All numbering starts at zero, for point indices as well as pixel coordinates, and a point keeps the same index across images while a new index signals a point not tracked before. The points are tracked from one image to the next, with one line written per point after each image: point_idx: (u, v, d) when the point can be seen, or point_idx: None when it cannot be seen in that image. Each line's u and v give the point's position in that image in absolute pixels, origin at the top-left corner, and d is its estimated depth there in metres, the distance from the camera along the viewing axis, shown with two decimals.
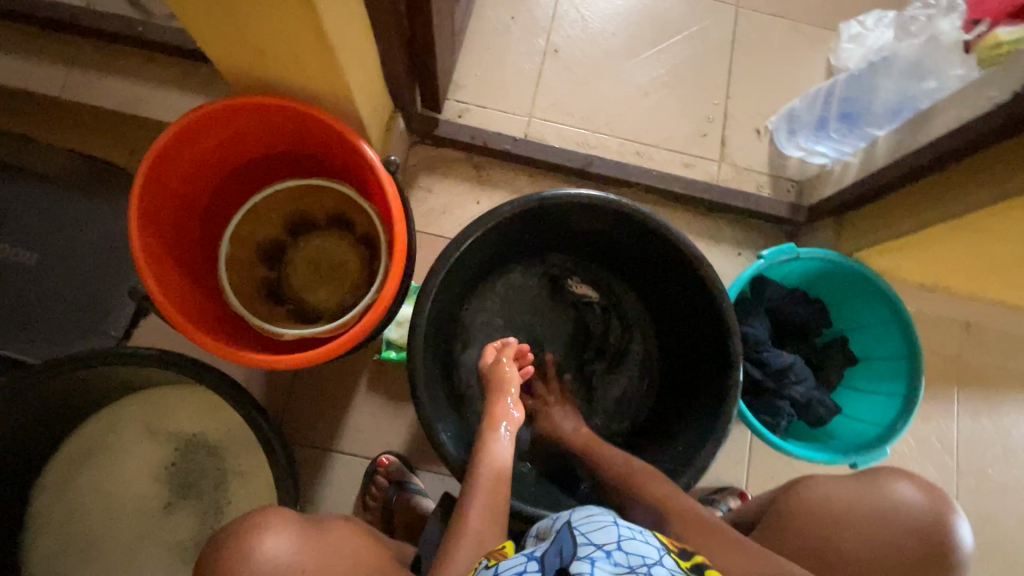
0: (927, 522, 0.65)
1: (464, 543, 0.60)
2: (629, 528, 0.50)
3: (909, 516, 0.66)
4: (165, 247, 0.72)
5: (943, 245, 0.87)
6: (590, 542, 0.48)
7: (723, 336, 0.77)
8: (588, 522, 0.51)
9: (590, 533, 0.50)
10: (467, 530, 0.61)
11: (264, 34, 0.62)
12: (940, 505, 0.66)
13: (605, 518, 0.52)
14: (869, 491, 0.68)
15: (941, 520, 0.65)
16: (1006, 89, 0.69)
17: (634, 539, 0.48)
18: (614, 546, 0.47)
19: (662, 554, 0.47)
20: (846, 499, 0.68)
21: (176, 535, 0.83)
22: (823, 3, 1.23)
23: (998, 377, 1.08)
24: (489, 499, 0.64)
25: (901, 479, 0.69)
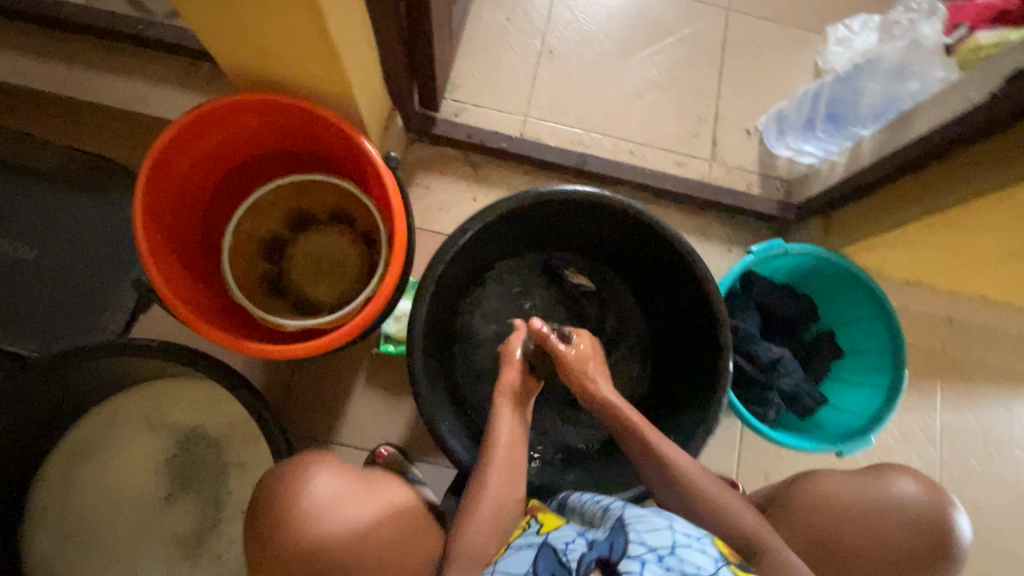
0: (930, 516, 0.73)
1: (490, 499, 0.68)
2: (685, 536, 0.53)
3: (911, 510, 0.74)
4: (168, 242, 0.73)
5: (924, 241, 0.90)
6: (643, 543, 0.51)
7: (712, 327, 0.79)
8: (645, 523, 0.55)
9: (644, 533, 0.53)
10: (488, 490, 0.68)
11: (268, 34, 0.64)
12: (940, 500, 0.74)
13: (663, 521, 0.55)
14: (874, 486, 0.76)
15: (943, 513, 0.74)
16: (983, 90, 0.72)
17: (688, 547, 0.51)
18: (668, 551, 0.50)
19: (717, 566, 0.49)
20: (854, 495, 0.76)
21: (177, 525, 0.85)
22: (812, 7, 1.26)
23: (981, 371, 1.11)
24: (506, 466, 0.70)
25: (904, 475, 0.77)
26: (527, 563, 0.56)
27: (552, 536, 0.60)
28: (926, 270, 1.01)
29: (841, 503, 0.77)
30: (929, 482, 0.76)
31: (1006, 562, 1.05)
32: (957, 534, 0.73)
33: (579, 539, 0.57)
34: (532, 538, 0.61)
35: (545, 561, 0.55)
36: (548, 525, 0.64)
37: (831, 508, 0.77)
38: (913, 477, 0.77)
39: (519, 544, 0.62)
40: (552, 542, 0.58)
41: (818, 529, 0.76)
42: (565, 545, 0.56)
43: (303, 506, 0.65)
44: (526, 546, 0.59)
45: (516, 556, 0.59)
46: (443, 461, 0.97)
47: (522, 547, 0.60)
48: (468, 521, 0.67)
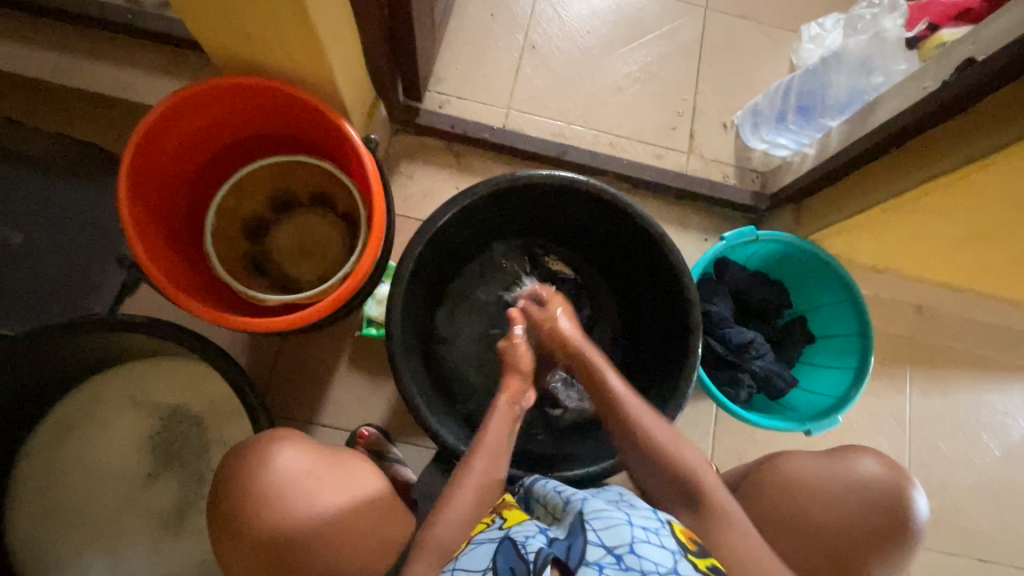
0: (892, 493, 0.77)
1: (470, 484, 0.67)
2: (641, 530, 0.54)
3: (874, 488, 0.77)
4: (152, 220, 0.75)
5: (887, 227, 0.94)
6: (601, 542, 0.52)
7: (683, 307, 0.82)
8: (603, 520, 0.55)
9: (601, 533, 0.53)
10: (470, 476, 0.67)
11: (251, 19, 0.67)
12: (900, 478, 0.78)
13: (621, 516, 0.55)
14: (841, 467, 0.79)
15: (904, 490, 0.77)
16: (938, 79, 0.75)
17: (646, 543, 0.52)
18: (625, 550, 0.50)
19: (675, 560, 0.51)
20: (823, 475, 0.79)
21: (159, 503, 0.86)
22: (786, 6, 1.30)
23: (948, 356, 1.15)
24: (490, 451, 0.70)
25: (867, 456, 0.80)
26: (486, 558, 0.54)
27: (514, 530, 0.58)
28: (893, 257, 1.04)
29: (810, 483, 0.79)
30: (892, 463, 0.80)
31: (972, 542, 1.08)
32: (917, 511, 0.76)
33: (540, 534, 0.56)
34: (494, 532, 0.59)
35: (504, 557, 0.52)
36: (513, 520, 0.62)
37: (801, 488, 0.79)
38: (876, 458, 0.80)
39: (479, 537, 0.60)
40: (513, 535, 0.56)
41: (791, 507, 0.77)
42: (525, 539, 0.55)
43: (269, 478, 0.67)
44: (485, 541, 0.57)
45: (477, 551, 0.57)
46: (423, 442, 0.98)
47: (483, 541, 0.58)
48: (448, 508, 0.65)
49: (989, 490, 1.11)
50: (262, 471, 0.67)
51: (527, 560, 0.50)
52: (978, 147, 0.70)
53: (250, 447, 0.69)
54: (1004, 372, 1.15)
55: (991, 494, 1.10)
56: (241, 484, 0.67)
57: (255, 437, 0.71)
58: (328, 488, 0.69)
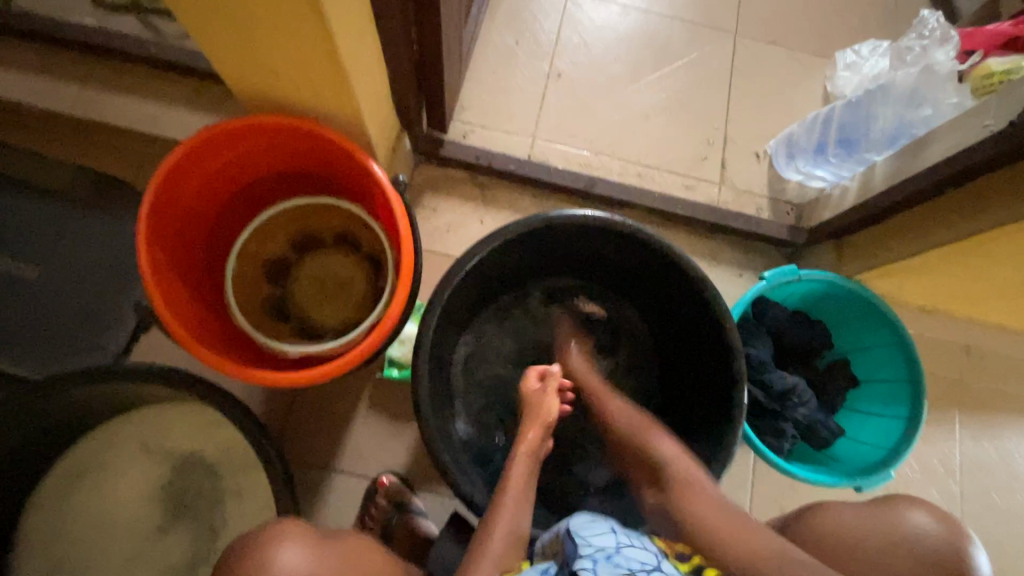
0: (949, 551, 0.68)
1: (493, 554, 0.60)
2: (625, 536, 0.56)
3: (927, 543, 0.69)
4: (171, 265, 0.72)
5: (942, 268, 0.88)
6: (591, 544, 0.54)
7: (727, 356, 0.77)
8: (589, 529, 0.57)
9: (591, 538, 0.55)
10: (490, 548, 0.61)
11: (277, 54, 0.64)
12: (956, 532, 0.69)
13: (605, 526, 0.58)
14: (889, 520, 0.71)
15: (960, 547, 0.68)
16: (1002, 118, 0.71)
17: (632, 547, 0.54)
18: (614, 552, 0.52)
19: (659, 561, 0.53)
20: (867, 526, 0.71)
21: (170, 556, 0.82)
22: (818, 31, 1.26)
23: (998, 400, 1.08)
24: (510, 514, 0.64)
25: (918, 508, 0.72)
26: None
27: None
28: (943, 296, 0.98)
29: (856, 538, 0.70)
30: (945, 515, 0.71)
31: None
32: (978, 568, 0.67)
33: None
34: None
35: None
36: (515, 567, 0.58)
37: (843, 541, 0.71)
38: (927, 509, 0.72)
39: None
40: None
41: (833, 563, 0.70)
42: None
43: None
44: None
45: None
46: (446, 490, 0.93)
47: None
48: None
49: None
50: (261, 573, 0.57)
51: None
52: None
53: (249, 547, 0.59)
54: None
55: None
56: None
57: (252, 533, 0.61)
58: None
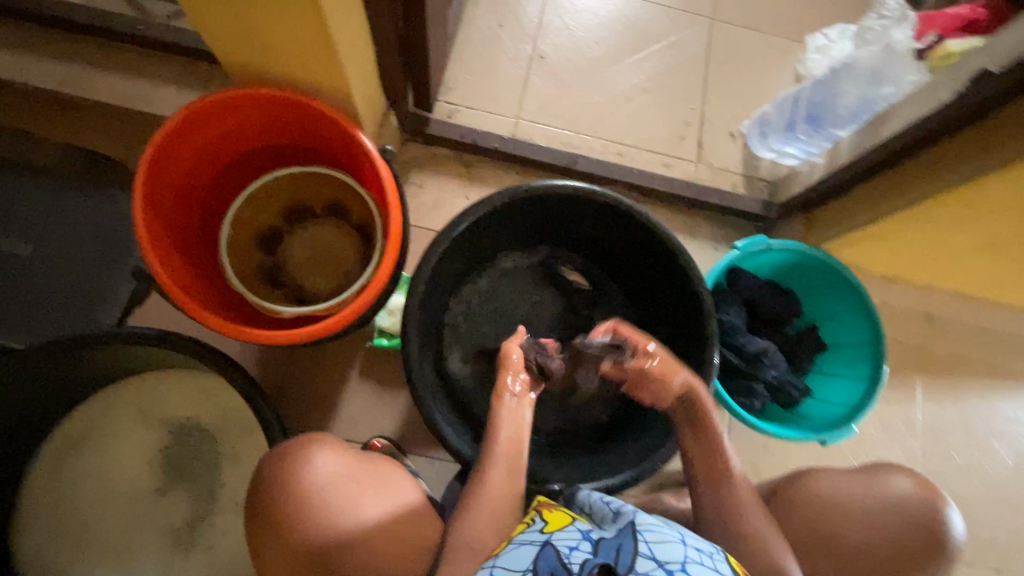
0: (924, 513, 0.72)
1: (489, 496, 0.68)
2: (695, 550, 0.52)
3: (903, 505, 0.72)
4: (166, 232, 0.74)
5: (903, 236, 0.94)
6: (653, 555, 0.50)
7: (699, 316, 0.81)
8: (655, 533, 0.53)
9: (653, 545, 0.51)
10: (487, 488, 0.68)
11: (268, 29, 0.66)
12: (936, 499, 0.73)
13: (673, 533, 0.54)
14: (869, 486, 0.74)
15: (937, 511, 0.72)
16: (953, 90, 0.75)
17: (698, 564, 0.49)
18: (677, 567, 0.48)
19: None
20: (852, 493, 0.74)
21: (169, 518, 0.85)
22: (790, 16, 1.31)
23: (958, 365, 1.14)
24: (506, 462, 0.70)
25: (901, 474, 0.75)
26: (528, 561, 0.52)
27: (556, 536, 0.55)
28: (906, 266, 1.04)
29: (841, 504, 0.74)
30: (925, 481, 0.75)
31: (989, 552, 1.07)
32: (949, 530, 0.71)
33: (584, 543, 0.53)
34: (535, 534, 0.57)
35: (549, 561, 0.51)
36: (553, 524, 0.59)
37: (829, 504, 0.74)
38: (908, 475, 0.75)
39: (519, 539, 0.58)
40: (555, 543, 0.54)
41: (816, 522, 0.74)
42: (569, 550, 0.52)
43: (310, 484, 0.68)
44: (530, 543, 0.55)
45: (517, 551, 0.55)
46: (436, 453, 0.97)
47: (523, 543, 0.56)
48: (468, 515, 0.67)
49: (1006, 500, 1.10)
50: (302, 478, 0.69)
51: (571, 569, 0.49)
52: (1008, 152, 0.68)
53: (309, 448, 0.71)
54: (1014, 380, 1.15)
55: (1007, 506, 1.10)
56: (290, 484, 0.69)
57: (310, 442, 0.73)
58: (369, 492, 0.70)
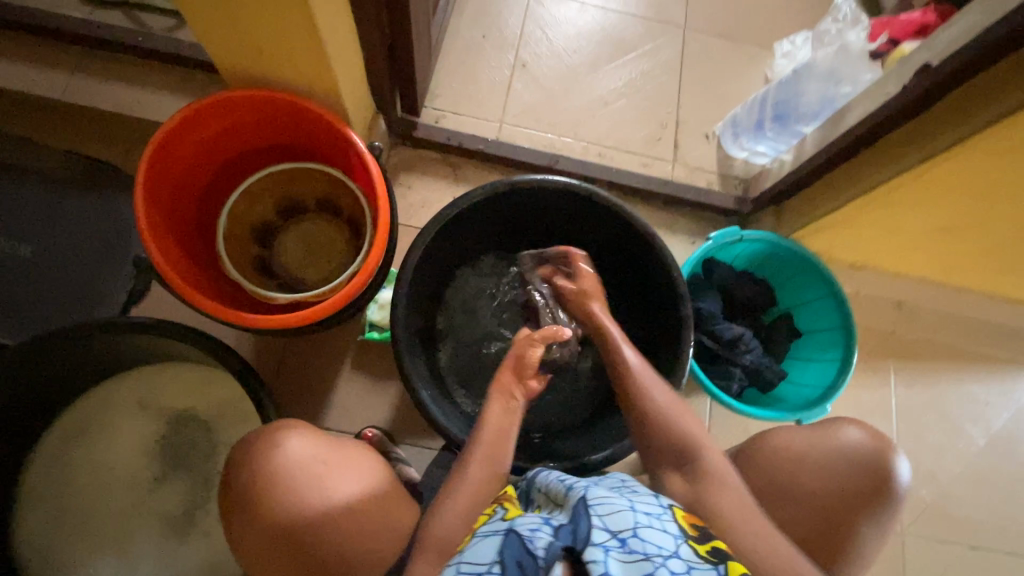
0: (876, 460, 0.74)
1: (473, 482, 0.65)
2: (645, 515, 0.49)
3: (857, 453, 0.75)
4: (165, 225, 0.78)
5: (865, 221, 0.99)
6: (604, 527, 0.47)
7: (674, 301, 0.86)
8: (604, 505, 0.50)
9: (604, 517, 0.48)
10: (468, 477, 0.65)
11: (264, 34, 0.71)
12: (885, 444, 0.75)
13: (623, 501, 0.51)
14: (824, 437, 0.77)
15: (886, 457, 0.74)
16: (900, 83, 0.82)
17: (650, 528, 0.47)
18: (629, 535, 0.46)
19: (677, 545, 0.47)
20: (808, 443, 0.77)
21: (166, 506, 0.87)
22: (759, 25, 1.39)
23: (928, 350, 1.19)
24: (489, 451, 0.67)
25: (851, 425, 0.78)
26: (491, 554, 0.47)
27: (518, 522, 0.51)
28: (872, 252, 1.10)
29: (796, 455, 0.76)
30: (874, 430, 0.77)
31: (963, 528, 1.11)
32: (899, 475, 0.73)
33: (545, 525, 0.49)
34: (497, 524, 0.53)
35: (513, 550, 0.46)
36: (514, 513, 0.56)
37: (789, 457, 0.76)
38: (860, 426, 0.77)
39: (482, 532, 0.53)
40: (518, 528, 0.49)
41: (778, 474, 0.75)
42: (532, 532, 0.48)
43: (279, 465, 0.67)
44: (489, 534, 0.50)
45: (482, 545, 0.50)
46: (426, 442, 1.00)
47: (487, 534, 0.51)
48: (447, 502, 0.64)
49: (977, 478, 1.14)
50: (272, 458, 0.67)
51: (536, 555, 0.44)
52: (954, 134, 0.74)
53: (276, 428, 0.71)
54: (981, 363, 1.20)
55: (979, 483, 1.14)
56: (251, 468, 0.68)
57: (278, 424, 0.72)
58: (339, 474, 0.69)
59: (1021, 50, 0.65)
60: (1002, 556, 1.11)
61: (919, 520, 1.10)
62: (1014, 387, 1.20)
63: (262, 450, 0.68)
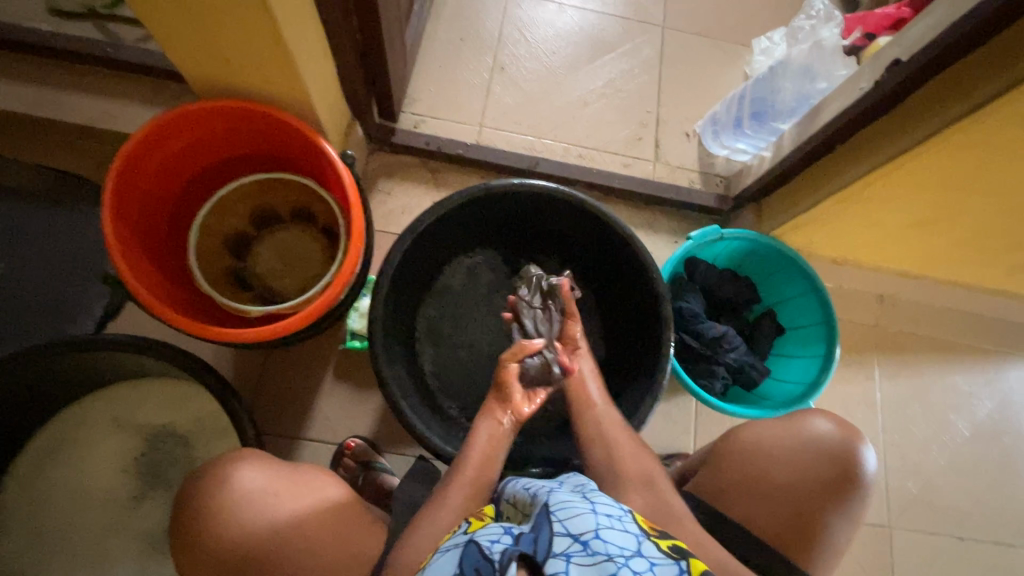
0: (841, 450, 0.74)
1: (458, 495, 0.64)
2: (607, 516, 0.49)
3: (823, 444, 0.75)
4: (134, 238, 0.77)
5: (843, 215, 0.99)
6: (567, 531, 0.46)
7: (654, 301, 0.85)
8: (566, 509, 0.49)
9: (567, 521, 0.48)
10: (451, 493, 0.64)
11: (228, 43, 0.70)
12: (851, 434, 0.75)
13: (584, 504, 0.50)
14: (794, 428, 0.77)
15: (854, 448, 0.74)
16: (871, 79, 0.82)
17: (611, 529, 0.47)
18: (592, 536, 0.45)
19: (639, 542, 0.46)
20: (775, 434, 0.77)
21: (145, 524, 0.86)
22: (737, 22, 1.39)
23: (910, 342, 1.20)
24: (473, 465, 0.67)
25: (819, 416, 0.78)
26: (451, 566, 0.46)
27: (479, 533, 0.50)
28: (853, 246, 1.10)
29: (765, 448, 0.76)
30: (842, 420, 0.78)
31: (949, 519, 1.12)
32: (866, 466, 0.74)
33: (506, 535, 0.48)
34: (459, 537, 0.52)
35: (470, 559, 0.45)
36: (478, 524, 0.55)
37: (756, 449, 0.76)
38: (829, 417, 0.78)
39: (445, 545, 0.52)
40: (478, 540, 0.48)
41: (747, 468, 0.75)
42: (490, 544, 0.47)
43: (229, 499, 0.67)
44: (451, 547, 0.49)
45: (443, 560, 0.49)
46: (410, 451, 0.99)
47: (449, 548, 0.50)
48: (426, 515, 0.63)
49: (962, 469, 1.15)
50: (218, 492, 0.67)
51: (492, 559, 0.43)
52: (926, 128, 0.73)
53: (222, 459, 0.70)
54: (964, 355, 1.21)
55: (964, 474, 1.15)
56: (202, 499, 0.67)
57: (226, 454, 0.71)
58: (291, 501, 0.68)
59: (986, 45, 0.65)
60: (988, 546, 1.11)
61: (905, 513, 1.11)
62: (996, 377, 1.20)
63: (209, 481, 0.68)
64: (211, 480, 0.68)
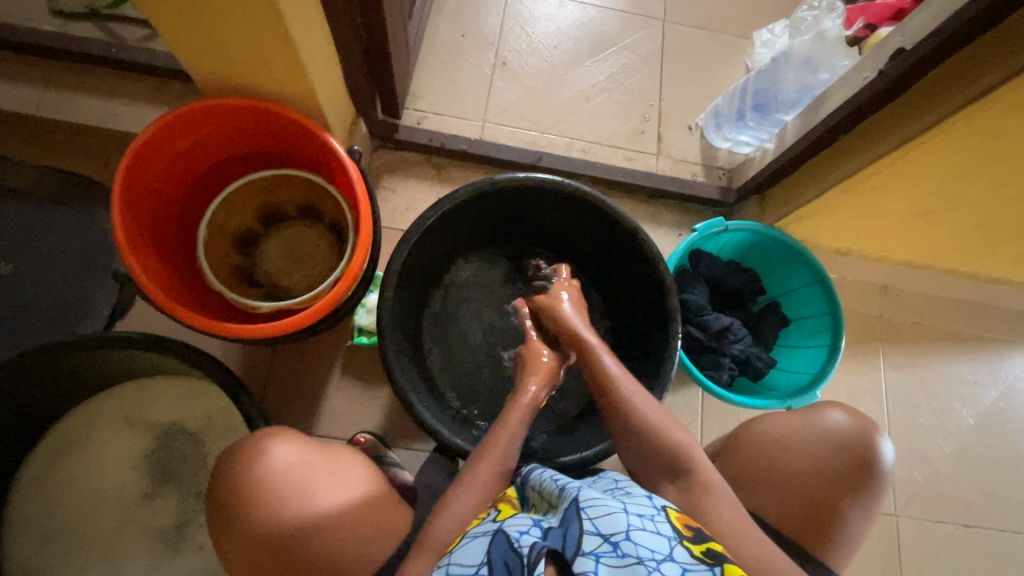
0: (857, 442, 0.74)
1: (475, 485, 0.64)
2: (638, 517, 0.49)
3: (839, 436, 0.75)
4: (143, 236, 0.77)
5: (848, 206, 1.00)
6: (597, 531, 0.47)
7: (660, 292, 0.86)
8: (597, 506, 0.50)
9: (597, 520, 0.48)
10: (465, 483, 0.64)
11: (234, 40, 0.70)
12: (867, 427, 0.76)
13: (616, 504, 0.51)
14: (809, 420, 0.77)
15: (868, 438, 0.75)
16: (876, 69, 0.82)
17: (643, 531, 0.47)
18: (622, 538, 0.45)
19: (672, 547, 0.46)
20: (790, 427, 0.77)
21: (157, 520, 0.86)
22: (738, 15, 1.39)
23: (914, 332, 1.20)
24: (489, 455, 0.66)
25: (836, 408, 0.78)
26: (480, 554, 0.47)
27: (508, 523, 0.51)
28: (857, 237, 1.10)
29: (782, 441, 0.76)
30: (857, 413, 0.78)
31: (957, 508, 1.12)
32: (881, 458, 0.74)
33: (535, 529, 0.49)
34: (488, 525, 0.52)
35: (499, 549, 0.46)
36: (506, 513, 0.56)
37: (772, 441, 0.77)
38: (843, 409, 0.78)
39: (473, 532, 0.53)
40: (507, 530, 0.49)
41: (762, 459, 0.75)
42: (520, 535, 0.47)
43: (258, 477, 0.67)
44: (479, 534, 0.50)
45: (471, 546, 0.50)
46: (419, 445, 1.00)
47: (477, 535, 0.51)
48: (440, 506, 0.63)
49: (968, 458, 1.15)
50: (255, 469, 0.67)
51: (521, 554, 0.44)
52: (932, 117, 0.74)
53: (256, 437, 0.70)
54: (968, 344, 1.21)
55: (971, 464, 1.15)
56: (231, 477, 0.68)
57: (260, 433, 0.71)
58: (316, 485, 0.68)
59: (990, 34, 0.65)
60: (995, 535, 1.12)
61: (913, 503, 1.11)
62: (1001, 366, 1.21)
63: (240, 459, 0.68)
64: (236, 465, 0.68)
